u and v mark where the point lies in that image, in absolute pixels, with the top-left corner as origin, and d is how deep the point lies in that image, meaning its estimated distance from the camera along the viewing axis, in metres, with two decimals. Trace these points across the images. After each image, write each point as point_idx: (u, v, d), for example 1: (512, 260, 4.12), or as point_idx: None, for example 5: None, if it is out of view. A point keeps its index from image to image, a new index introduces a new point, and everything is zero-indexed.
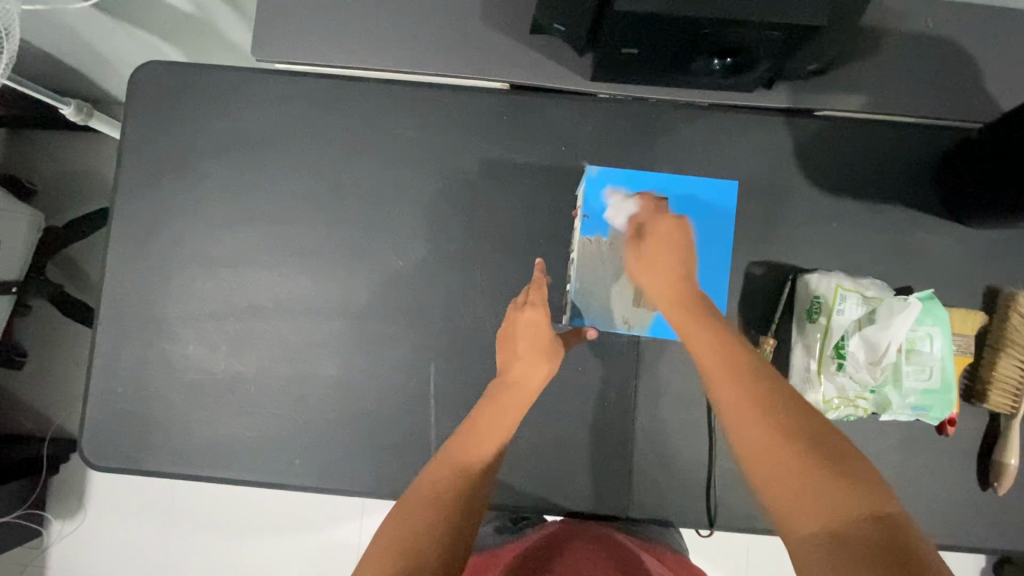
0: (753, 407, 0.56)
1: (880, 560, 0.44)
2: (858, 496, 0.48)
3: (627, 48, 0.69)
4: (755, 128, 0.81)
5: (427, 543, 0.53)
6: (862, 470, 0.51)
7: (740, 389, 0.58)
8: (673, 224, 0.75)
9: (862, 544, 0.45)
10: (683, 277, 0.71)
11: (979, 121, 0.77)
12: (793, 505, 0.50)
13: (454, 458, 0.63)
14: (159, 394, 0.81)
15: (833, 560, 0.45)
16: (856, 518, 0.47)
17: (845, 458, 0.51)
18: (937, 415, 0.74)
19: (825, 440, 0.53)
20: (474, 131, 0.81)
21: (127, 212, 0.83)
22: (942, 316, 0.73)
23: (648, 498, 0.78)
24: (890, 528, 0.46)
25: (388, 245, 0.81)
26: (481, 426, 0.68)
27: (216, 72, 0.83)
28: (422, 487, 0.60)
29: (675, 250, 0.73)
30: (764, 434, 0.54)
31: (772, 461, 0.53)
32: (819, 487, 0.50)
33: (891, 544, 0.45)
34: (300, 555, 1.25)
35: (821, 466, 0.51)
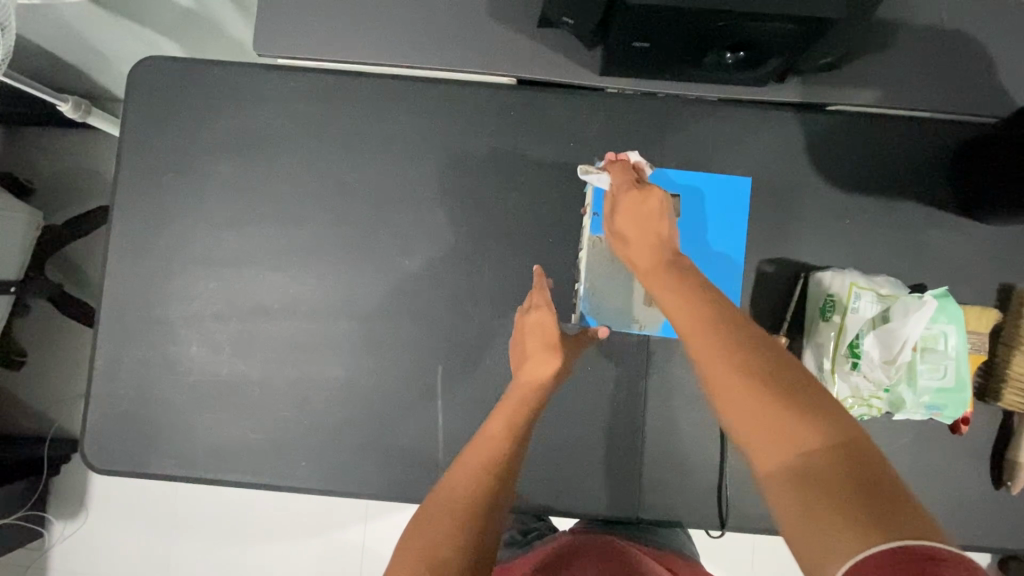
0: (715, 351, 0.53)
1: (842, 495, 0.42)
2: (821, 429, 0.45)
3: (638, 42, 0.67)
4: (767, 123, 0.80)
5: (450, 549, 0.53)
6: (827, 401, 0.48)
7: (701, 337, 0.55)
8: (638, 195, 0.70)
9: (824, 479, 0.43)
10: (653, 236, 0.68)
11: (995, 115, 0.76)
12: (757, 446, 0.48)
13: (471, 464, 0.62)
14: (162, 396, 0.80)
15: (796, 499, 0.44)
16: (818, 451, 0.45)
17: (812, 392, 0.48)
18: (951, 414, 0.73)
19: (791, 375, 0.49)
20: (481, 127, 0.80)
21: (128, 210, 0.82)
22: (956, 313, 0.73)
23: (658, 499, 0.78)
24: (855, 458, 0.44)
25: (395, 245, 0.80)
26: (495, 429, 0.66)
27: (218, 67, 0.81)
28: (440, 498, 0.59)
29: (645, 216, 0.69)
30: (724, 373, 0.51)
31: (737, 405, 0.49)
32: (783, 425, 0.47)
33: (854, 474, 0.43)
34: (305, 558, 1.24)
35: (785, 403, 0.47)
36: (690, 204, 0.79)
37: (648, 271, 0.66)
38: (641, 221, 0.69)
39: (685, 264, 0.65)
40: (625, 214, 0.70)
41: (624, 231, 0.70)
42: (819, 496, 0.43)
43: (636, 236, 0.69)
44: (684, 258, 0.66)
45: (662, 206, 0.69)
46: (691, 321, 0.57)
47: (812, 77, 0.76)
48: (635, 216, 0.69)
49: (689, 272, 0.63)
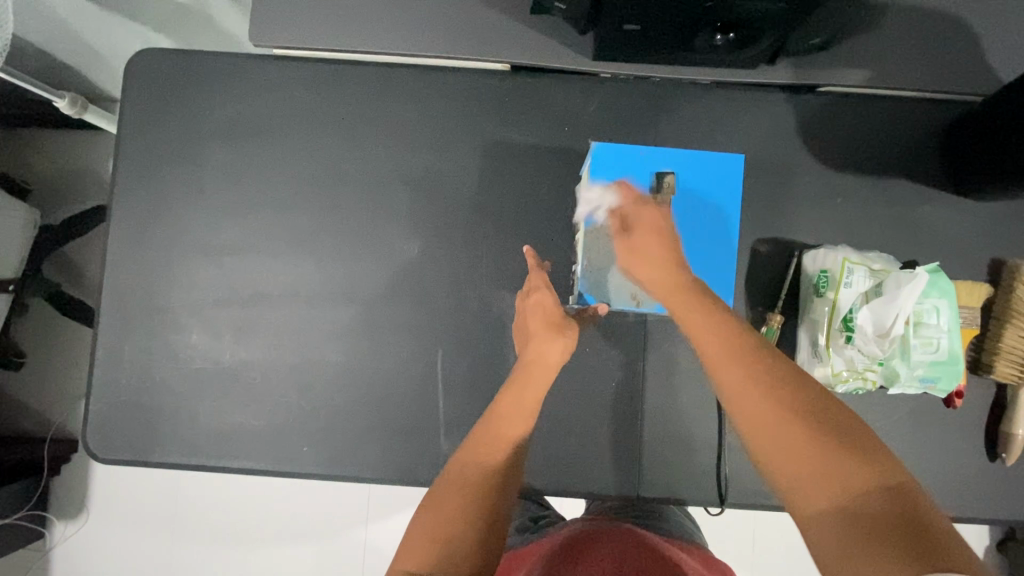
0: (749, 386, 0.54)
1: (890, 531, 0.43)
2: (865, 466, 0.47)
3: (629, 24, 0.68)
4: (758, 105, 0.81)
5: (460, 526, 0.54)
6: (862, 436, 0.49)
7: (732, 368, 0.56)
8: (650, 213, 0.72)
9: (870, 515, 0.44)
10: (672, 259, 0.68)
11: (981, 93, 0.77)
12: (799, 484, 0.48)
13: (483, 442, 0.63)
14: (164, 384, 0.80)
15: (845, 538, 0.44)
16: (865, 490, 0.45)
17: (847, 427, 0.50)
18: (945, 387, 0.74)
19: (829, 413, 0.51)
20: (476, 113, 0.81)
21: (127, 201, 0.82)
22: (947, 288, 0.74)
23: (658, 478, 0.78)
24: (901, 497, 0.45)
25: (393, 230, 0.81)
26: (503, 409, 0.67)
27: (214, 58, 0.82)
28: (449, 477, 0.59)
29: (658, 234, 0.70)
30: (766, 414, 0.52)
31: (776, 443, 0.50)
32: (825, 462, 0.48)
33: (900, 511, 0.44)
34: (310, 553, 1.25)
35: (825, 441, 0.49)
36: (686, 181, 0.78)
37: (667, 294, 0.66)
38: (657, 238, 0.70)
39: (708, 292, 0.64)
40: (642, 230, 0.71)
41: (639, 248, 0.70)
42: (866, 533, 0.43)
43: (651, 255, 0.69)
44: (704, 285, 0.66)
45: (670, 228, 0.71)
46: (724, 354, 0.57)
47: (802, 57, 0.77)
48: (650, 231, 0.70)
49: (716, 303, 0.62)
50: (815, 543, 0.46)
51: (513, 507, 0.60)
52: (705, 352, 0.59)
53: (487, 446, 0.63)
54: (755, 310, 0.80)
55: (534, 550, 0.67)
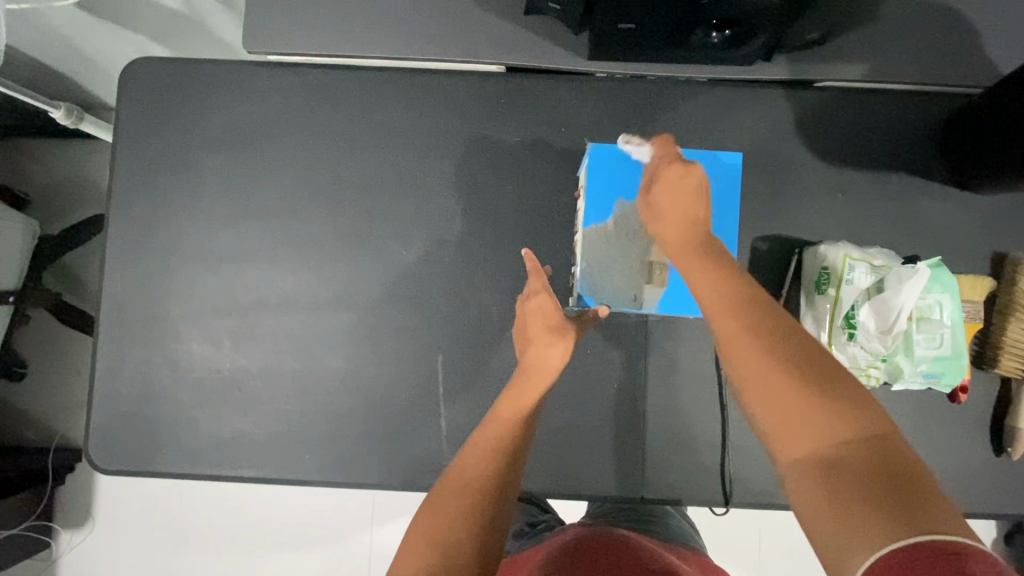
0: (748, 339, 0.54)
1: (874, 488, 0.42)
2: (852, 420, 0.47)
3: (624, 24, 0.68)
4: (756, 101, 0.80)
5: (462, 530, 0.54)
6: (863, 398, 0.48)
7: (733, 321, 0.56)
8: (680, 169, 0.67)
9: (856, 471, 0.44)
10: (692, 216, 0.66)
11: (981, 85, 0.76)
12: (786, 434, 0.49)
13: (483, 444, 0.63)
14: (165, 393, 0.80)
15: (826, 487, 0.44)
16: (849, 442, 0.46)
17: (847, 388, 0.49)
18: (949, 382, 0.73)
19: (822, 368, 0.50)
20: (473, 116, 0.80)
21: (124, 210, 0.82)
22: (950, 283, 0.73)
23: (662, 479, 0.78)
24: (885, 452, 0.45)
25: (391, 235, 0.80)
26: (504, 410, 0.67)
27: (208, 65, 0.82)
28: (450, 480, 0.59)
29: (683, 190, 0.67)
30: (756, 363, 0.52)
31: (768, 394, 0.51)
32: (818, 416, 0.48)
33: (889, 470, 0.43)
34: (316, 557, 1.25)
35: (813, 394, 0.49)
36: None
37: (678, 252, 0.65)
38: (681, 197, 0.67)
39: (718, 250, 0.64)
40: (666, 185, 0.67)
41: (661, 205, 0.67)
42: (850, 486, 0.43)
43: (670, 211, 0.66)
44: (716, 243, 0.65)
45: (700, 183, 0.67)
46: (723, 307, 0.58)
47: (799, 53, 0.77)
48: (677, 189, 0.67)
49: (726, 261, 0.62)
50: (791, 490, 0.47)
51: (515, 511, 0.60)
52: (705, 306, 0.60)
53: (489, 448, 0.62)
54: None
55: (533, 554, 0.67)
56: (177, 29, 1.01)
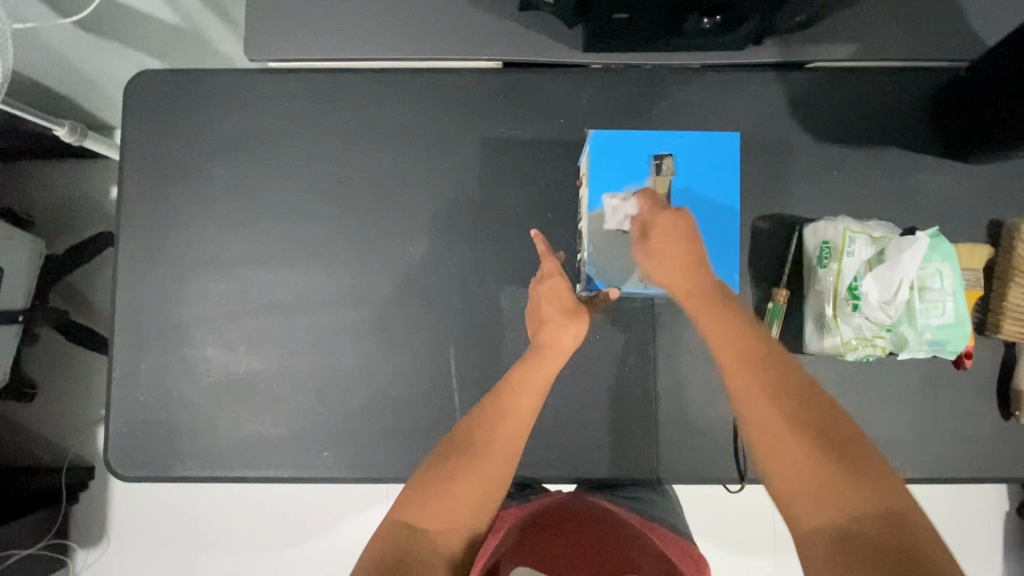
0: (770, 411, 0.62)
1: (883, 559, 0.50)
2: (863, 494, 0.55)
3: (619, 14, 0.71)
4: (749, 84, 0.82)
5: (453, 500, 0.61)
6: (873, 472, 0.57)
7: (756, 389, 0.64)
8: (669, 219, 0.73)
9: (868, 543, 0.52)
10: (702, 277, 0.72)
11: (965, 58, 0.79)
12: (803, 501, 0.57)
13: (491, 408, 0.68)
14: (181, 398, 0.81)
15: (841, 555, 0.52)
16: (860, 514, 0.54)
17: (861, 460, 0.57)
18: (953, 349, 0.75)
19: (835, 441, 0.59)
20: (472, 112, 0.82)
21: (134, 221, 0.83)
22: (948, 251, 0.75)
23: (677, 458, 0.79)
24: (893, 525, 0.53)
25: (398, 232, 0.82)
26: (516, 381, 0.70)
27: (211, 75, 0.83)
28: (449, 445, 0.65)
29: (681, 248, 0.73)
30: (781, 431, 0.60)
31: (793, 462, 0.59)
32: (833, 488, 0.56)
33: (895, 543, 0.51)
34: (332, 549, 1.25)
35: (829, 466, 0.57)
36: (686, 162, 0.77)
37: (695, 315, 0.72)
38: (678, 250, 0.73)
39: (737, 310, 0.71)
40: (663, 244, 0.73)
41: (660, 261, 0.73)
42: (861, 556, 0.51)
43: (670, 268, 0.73)
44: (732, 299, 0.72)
45: (691, 232, 0.73)
46: (744, 374, 0.66)
47: (786, 36, 0.79)
48: (672, 242, 0.73)
49: (747, 325, 0.69)
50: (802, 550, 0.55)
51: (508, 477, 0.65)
52: (726, 366, 0.67)
53: (497, 419, 0.67)
54: (761, 286, 0.80)
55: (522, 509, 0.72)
56: (178, 42, 1.03)
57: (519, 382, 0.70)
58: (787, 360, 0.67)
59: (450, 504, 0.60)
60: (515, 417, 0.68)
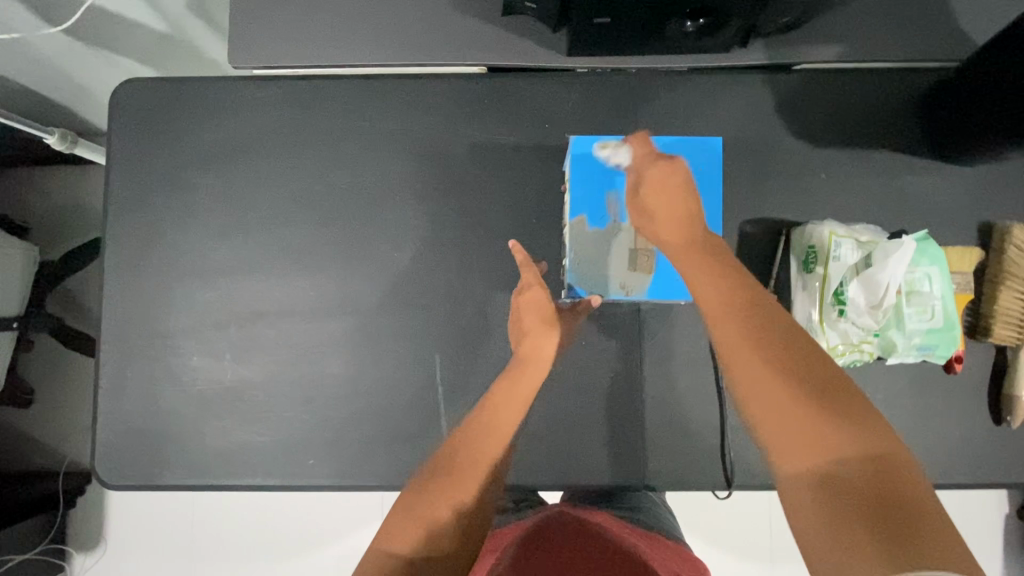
0: (749, 350, 0.60)
1: (865, 497, 0.47)
2: (845, 431, 0.52)
3: (600, 18, 0.70)
4: (736, 87, 0.81)
5: (439, 519, 0.60)
6: (857, 410, 0.53)
7: (734, 331, 0.63)
8: (664, 169, 0.75)
9: (850, 481, 0.49)
10: (685, 222, 0.73)
11: (954, 59, 0.78)
12: (783, 441, 0.54)
13: (478, 427, 0.72)
14: (167, 406, 0.81)
15: (823, 495, 0.49)
16: (843, 454, 0.51)
17: (844, 398, 0.55)
18: (943, 353, 0.74)
19: (817, 379, 0.56)
20: (456, 118, 0.82)
21: (120, 229, 0.83)
22: (937, 255, 0.75)
23: (665, 465, 0.79)
24: (878, 462, 0.49)
25: (382, 239, 0.82)
26: (499, 400, 0.74)
27: (195, 83, 0.83)
28: (438, 466, 0.67)
29: (671, 196, 0.74)
30: (761, 371, 0.58)
31: (773, 402, 0.56)
32: (814, 427, 0.53)
33: (875, 480, 0.48)
34: (328, 556, 1.25)
35: (809, 402, 0.55)
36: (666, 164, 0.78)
37: (678, 257, 0.71)
38: (670, 198, 0.74)
39: (717, 253, 0.70)
40: (655, 190, 0.74)
41: (653, 209, 0.74)
42: (841, 494, 0.48)
43: (662, 215, 0.73)
44: (715, 244, 0.71)
45: (685, 183, 0.74)
46: (721, 316, 0.65)
47: (772, 39, 0.78)
48: (665, 190, 0.74)
49: (723, 268, 0.68)
50: (787, 494, 0.52)
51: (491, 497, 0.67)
52: (707, 309, 0.66)
53: (481, 435, 0.71)
54: None
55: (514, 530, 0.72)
56: (166, 50, 1.03)
57: (500, 400, 0.74)
58: (765, 300, 0.65)
59: (435, 518, 0.60)
60: (499, 430, 0.72)
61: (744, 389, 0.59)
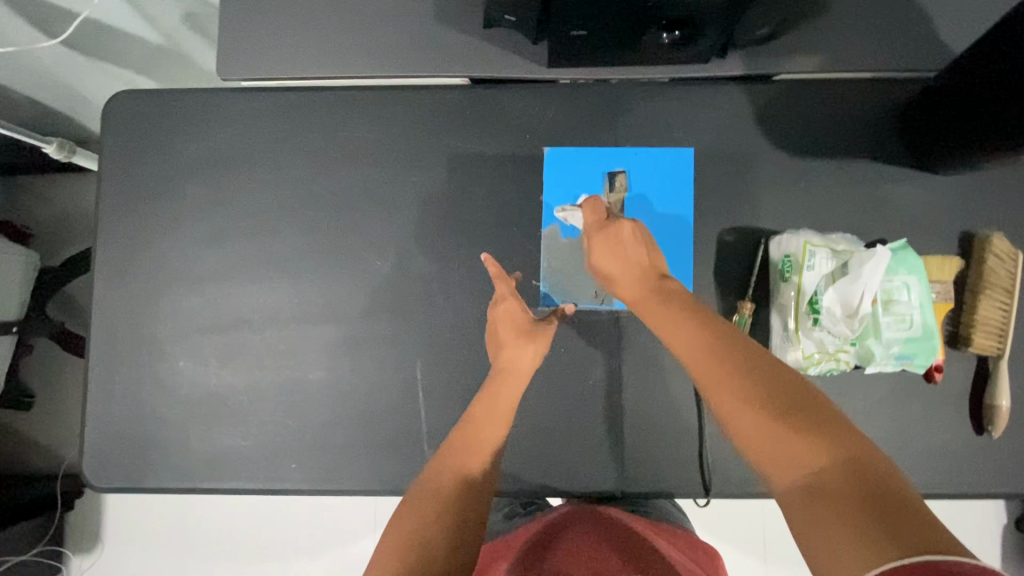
0: (716, 375, 0.58)
1: (855, 509, 0.45)
2: (823, 447, 0.50)
3: (576, 30, 0.72)
4: (715, 97, 0.82)
5: (433, 533, 0.57)
6: (831, 421, 0.51)
7: (701, 361, 0.60)
8: (607, 230, 0.75)
9: (838, 495, 0.46)
10: (639, 267, 0.72)
11: (932, 69, 0.78)
12: (770, 466, 0.52)
13: (466, 438, 0.70)
14: (154, 410, 0.83)
15: (814, 515, 0.47)
16: (824, 468, 0.48)
17: (817, 411, 0.52)
18: (923, 362, 0.74)
19: (788, 394, 0.54)
20: (438, 128, 0.83)
21: (111, 237, 0.85)
22: (916, 264, 0.75)
23: (642, 473, 0.79)
24: (863, 471, 0.47)
25: (366, 246, 0.83)
26: (482, 415, 0.73)
27: (186, 95, 0.85)
28: (425, 486, 0.63)
29: (619, 249, 0.73)
30: (729, 396, 0.56)
31: (748, 428, 0.54)
32: (793, 446, 0.51)
33: (862, 490, 0.46)
34: (321, 563, 1.26)
35: (783, 420, 0.52)
36: (639, 177, 0.82)
37: (639, 301, 0.70)
38: (620, 251, 0.73)
39: (676, 289, 0.69)
40: (603, 247, 0.74)
41: (605, 267, 0.74)
42: (833, 511, 0.46)
43: (616, 270, 0.73)
44: (673, 284, 0.70)
45: (633, 234, 0.74)
46: (687, 343, 0.62)
47: (749, 50, 0.79)
48: (612, 245, 0.74)
49: (685, 299, 0.67)
50: (790, 521, 0.49)
51: (487, 504, 0.65)
52: (674, 343, 0.64)
53: (467, 450, 0.69)
54: (726, 299, 0.80)
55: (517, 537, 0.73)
56: (161, 62, 1.06)
57: (483, 415, 0.73)
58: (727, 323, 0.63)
59: (428, 533, 0.57)
60: (482, 445, 0.70)
61: (724, 419, 0.56)
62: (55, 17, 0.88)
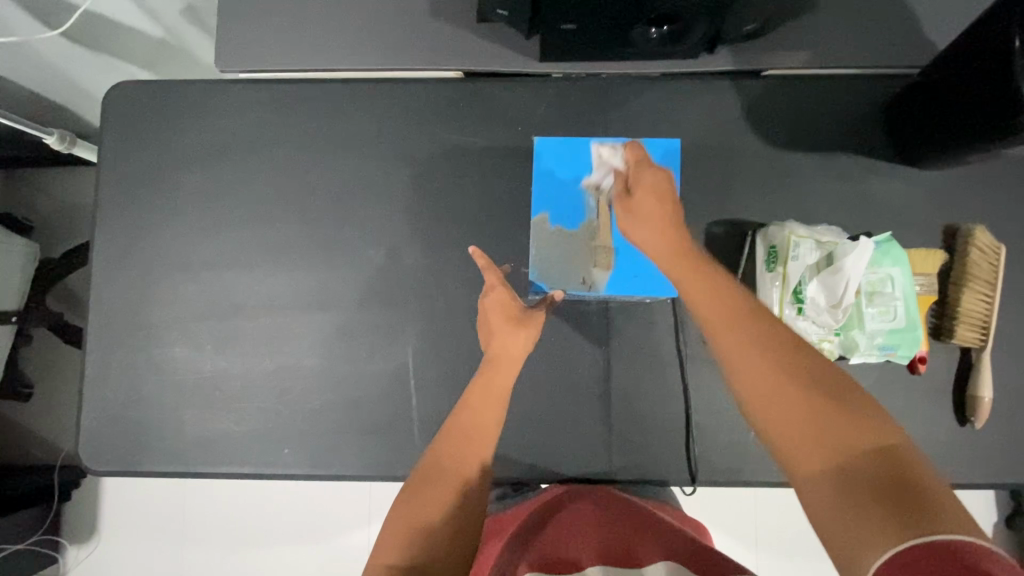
0: (747, 349, 0.55)
1: (884, 494, 0.43)
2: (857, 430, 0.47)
3: (567, 23, 0.73)
4: (704, 92, 0.83)
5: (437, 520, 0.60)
6: (867, 405, 0.49)
7: (730, 333, 0.57)
8: (653, 173, 0.73)
9: (869, 480, 0.45)
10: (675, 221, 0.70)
11: (917, 66, 0.80)
12: (798, 444, 0.49)
13: (464, 425, 0.71)
14: (149, 395, 0.84)
15: (840, 497, 0.45)
16: (856, 452, 0.46)
17: (851, 395, 0.50)
18: (906, 353, 0.76)
19: (823, 375, 0.51)
20: (433, 121, 0.84)
21: (109, 225, 0.87)
22: (899, 256, 0.76)
23: (629, 461, 0.80)
24: (895, 457, 0.45)
25: (360, 236, 0.84)
26: (478, 401, 0.73)
27: (185, 86, 0.87)
28: (429, 475, 0.65)
29: (660, 195, 0.72)
30: (760, 369, 0.53)
31: (777, 405, 0.51)
32: (824, 427, 0.48)
33: (893, 475, 0.44)
34: (316, 553, 1.27)
35: (819, 399, 0.50)
36: None
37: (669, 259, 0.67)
38: (657, 200, 0.72)
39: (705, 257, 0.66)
40: (644, 191, 0.72)
41: (641, 211, 0.72)
42: (860, 495, 0.44)
43: (652, 214, 0.71)
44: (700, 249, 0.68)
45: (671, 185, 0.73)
46: (716, 314, 0.59)
47: (739, 46, 0.80)
48: (655, 188, 0.72)
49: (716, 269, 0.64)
50: (807, 500, 0.48)
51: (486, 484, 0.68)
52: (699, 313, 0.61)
53: (465, 440, 0.70)
54: None
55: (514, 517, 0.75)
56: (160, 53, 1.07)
57: (479, 401, 0.73)
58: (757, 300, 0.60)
59: (432, 521, 0.60)
60: (478, 432, 0.71)
61: (748, 392, 0.53)
62: (56, 8, 0.90)
